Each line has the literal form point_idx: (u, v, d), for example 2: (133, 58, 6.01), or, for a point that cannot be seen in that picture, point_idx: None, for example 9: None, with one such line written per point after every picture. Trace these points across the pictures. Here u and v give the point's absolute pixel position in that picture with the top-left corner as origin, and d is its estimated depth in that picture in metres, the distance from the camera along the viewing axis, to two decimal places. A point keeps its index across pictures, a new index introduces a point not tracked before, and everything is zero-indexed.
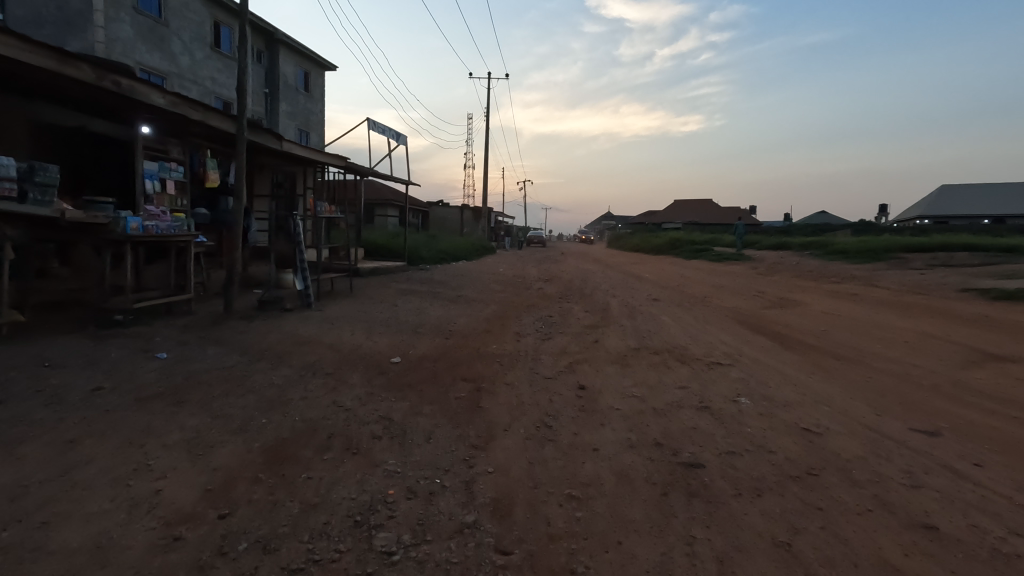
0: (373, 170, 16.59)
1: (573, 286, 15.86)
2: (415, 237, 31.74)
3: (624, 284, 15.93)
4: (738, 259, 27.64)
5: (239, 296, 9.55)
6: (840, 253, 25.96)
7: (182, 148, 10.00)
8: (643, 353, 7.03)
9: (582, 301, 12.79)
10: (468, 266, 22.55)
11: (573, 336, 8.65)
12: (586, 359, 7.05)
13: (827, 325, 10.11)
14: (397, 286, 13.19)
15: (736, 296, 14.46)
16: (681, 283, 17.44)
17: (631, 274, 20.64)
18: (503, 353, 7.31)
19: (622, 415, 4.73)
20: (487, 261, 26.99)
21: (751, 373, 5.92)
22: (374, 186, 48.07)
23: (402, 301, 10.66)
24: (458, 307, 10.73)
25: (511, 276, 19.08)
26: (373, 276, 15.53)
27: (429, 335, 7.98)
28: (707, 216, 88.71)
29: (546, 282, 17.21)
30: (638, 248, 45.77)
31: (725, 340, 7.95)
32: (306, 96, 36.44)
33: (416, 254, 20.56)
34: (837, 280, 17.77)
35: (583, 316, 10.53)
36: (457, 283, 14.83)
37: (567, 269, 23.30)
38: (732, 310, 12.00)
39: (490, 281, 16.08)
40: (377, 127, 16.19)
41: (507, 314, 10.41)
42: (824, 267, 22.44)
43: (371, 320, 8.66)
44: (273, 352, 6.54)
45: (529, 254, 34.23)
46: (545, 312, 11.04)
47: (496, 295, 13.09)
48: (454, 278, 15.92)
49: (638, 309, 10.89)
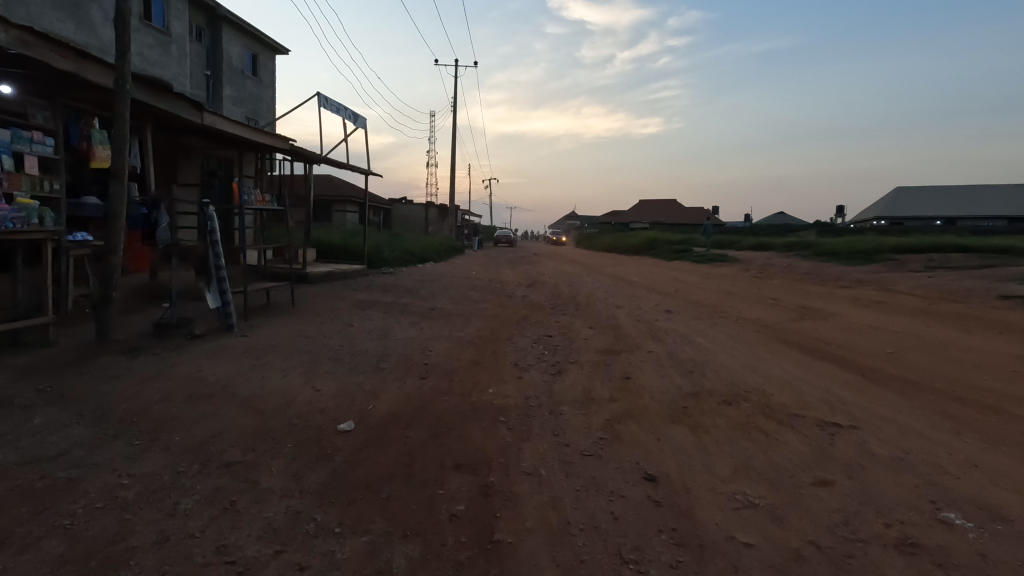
0: (325, 156, 14.00)
1: (562, 293, 13.74)
2: (377, 236, 29.09)
3: (620, 290, 13.90)
4: (723, 260, 26.19)
5: (134, 315, 7.01)
6: (830, 254, 24.73)
7: (54, 114, 7.19)
8: (706, 402, 4.94)
9: (580, 313, 10.66)
10: (437, 269, 20.18)
11: (591, 368, 6.49)
12: (625, 411, 4.89)
13: (885, 344, 8.34)
14: (355, 296, 10.75)
15: (751, 304, 12.63)
16: (680, 288, 15.54)
17: (620, 278, 18.70)
18: (505, 403, 5.08)
19: (767, 567, 2.57)
20: (457, 262, 24.60)
21: (902, 446, 3.87)
22: (332, 182, 44.90)
23: (358, 317, 8.28)
24: (432, 325, 8.43)
25: (487, 280, 16.79)
26: (327, 282, 13.01)
27: (398, 374, 5.67)
28: (673, 216, 88.56)
29: (529, 288, 15.04)
30: (611, 249, 44.20)
31: (798, 374, 5.96)
32: (255, 82, 33.20)
33: (378, 256, 18.05)
34: (845, 285, 16.23)
35: (590, 336, 8.39)
36: (428, 291, 12.48)
37: (547, 272, 21.18)
38: (759, 324, 10.11)
39: (466, 288, 13.76)
40: (330, 104, 13.64)
41: (497, 335, 8.14)
42: (820, 269, 21.05)
43: (315, 350, 6.27)
44: (149, 417, 4.13)
45: (500, 255, 32.03)
46: (542, 330, 8.84)
47: (476, 307, 10.82)
48: (423, 285, 13.52)
49: (656, 325, 8.84)
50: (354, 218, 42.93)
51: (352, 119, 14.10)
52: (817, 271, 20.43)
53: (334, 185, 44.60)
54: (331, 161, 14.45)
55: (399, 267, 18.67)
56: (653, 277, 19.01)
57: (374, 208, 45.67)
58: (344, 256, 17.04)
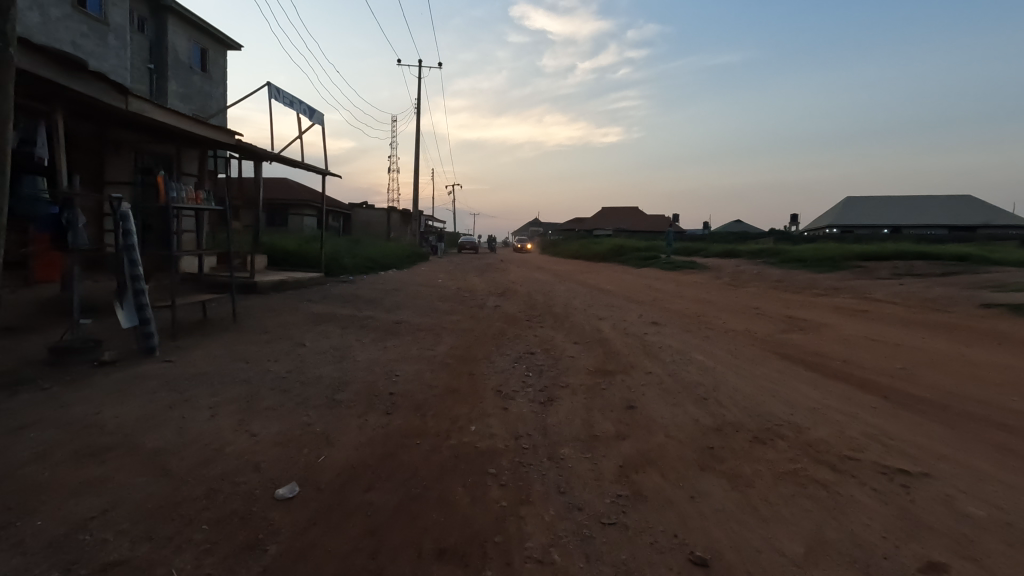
0: (276, 154, 12.74)
1: (537, 303, 12.87)
2: (337, 242, 27.63)
3: (597, 300, 13.14)
4: (693, 267, 25.93)
5: (28, 337, 5.72)
6: (797, 262, 24.79)
7: None
8: (734, 439, 4.13)
9: (560, 327, 9.78)
10: (401, 276, 19.05)
11: (586, 395, 5.59)
12: (640, 455, 4.01)
13: (887, 358, 7.79)
14: (309, 308, 9.60)
15: (734, 314, 12.07)
16: (658, 298, 14.92)
17: (593, 285, 18.02)
18: (492, 447, 4.11)
19: None
20: (421, 269, 23.49)
21: (991, 501, 3.14)
22: (289, 186, 42.97)
23: (311, 335, 7.15)
24: (397, 342, 7.39)
25: (455, 289, 15.76)
26: (277, 292, 11.73)
27: (357, 410, 4.63)
28: (636, 223, 89.41)
29: (500, 297, 14.14)
30: (578, 255, 43.82)
31: (820, 399, 5.25)
32: (204, 78, 31.29)
33: (336, 263, 16.80)
34: (821, 293, 15.96)
35: (576, 354, 7.50)
36: (391, 302, 11.39)
37: (517, 279, 20.34)
38: (750, 337, 9.47)
39: (432, 298, 12.72)
40: (282, 96, 12.46)
41: (472, 354, 7.16)
42: (790, 276, 20.92)
43: (255, 379, 5.14)
44: (7, 490, 2.98)
45: (466, 261, 31.05)
46: (522, 347, 7.93)
47: (446, 321, 9.80)
48: (384, 295, 12.41)
49: (646, 340, 8.03)
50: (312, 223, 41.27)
51: (306, 114, 12.94)
52: (788, 278, 20.27)
53: (291, 189, 42.73)
54: (282, 159, 13.19)
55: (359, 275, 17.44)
56: (627, 285, 18.42)
57: (333, 212, 44.09)
58: (298, 263, 15.71)
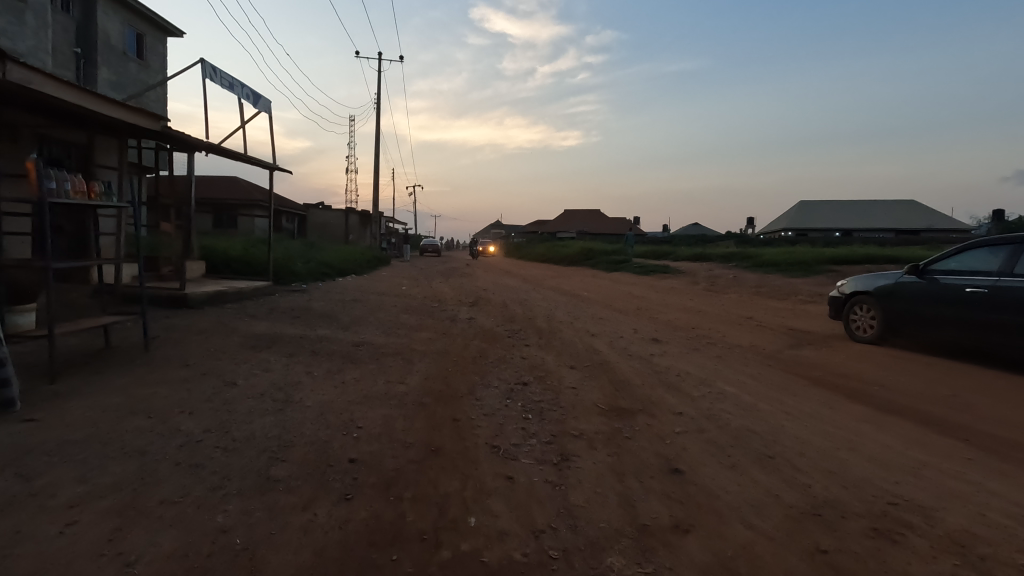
0: (213, 146, 10.95)
1: (515, 315, 11.57)
2: (290, 246, 25.58)
3: (581, 311, 11.93)
4: (667, 271, 25.13)
5: None
6: (771, 266, 24.31)
7: None
8: (846, 534, 2.93)
9: (548, 345, 8.48)
10: (360, 283, 17.39)
11: (609, 450, 4.30)
12: (724, 566, 2.76)
13: (927, 382, 6.84)
14: (250, 327, 7.98)
15: (731, 326, 11.09)
16: (643, 307, 13.83)
17: (569, 292, 16.84)
18: (505, 561, 2.78)
19: None
20: (382, 275, 21.81)
21: None
22: (238, 185, 40.23)
23: (245, 368, 5.61)
24: (358, 374, 5.92)
25: (421, 298, 14.27)
26: (214, 306, 9.99)
27: (301, 497, 3.20)
28: (599, 226, 89.41)
29: (473, 308, 12.74)
30: (544, 258, 42.73)
31: (909, 453, 4.12)
32: (140, 66, 28.68)
33: (286, 270, 15.00)
34: (808, 300, 15.26)
35: (577, 385, 6.21)
36: (350, 317, 9.87)
37: (487, 286, 18.97)
38: (761, 355, 8.42)
39: (397, 311, 11.22)
40: (219, 78, 10.84)
41: (452, 389, 5.77)
42: (768, 281, 20.32)
43: (154, 447, 3.62)
44: None
45: (430, 265, 29.47)
46: (509, 375, 6.57)
47: (415, 340, 8.36)
48: (341, 307, 10.81)
49: (655, 364, 6.82)
50: (264, 224, 38.80)
51: (248, 98, 11.31)
52: (767, 283, 19.64)
53: (240, 189, 40.07)
54: (222, 151, 11.41)
55: (313, 282, 15.71)
56: (605, 292, 17.33)
57: (287, 213, 41.67)
58: (243, 270, 13.88)
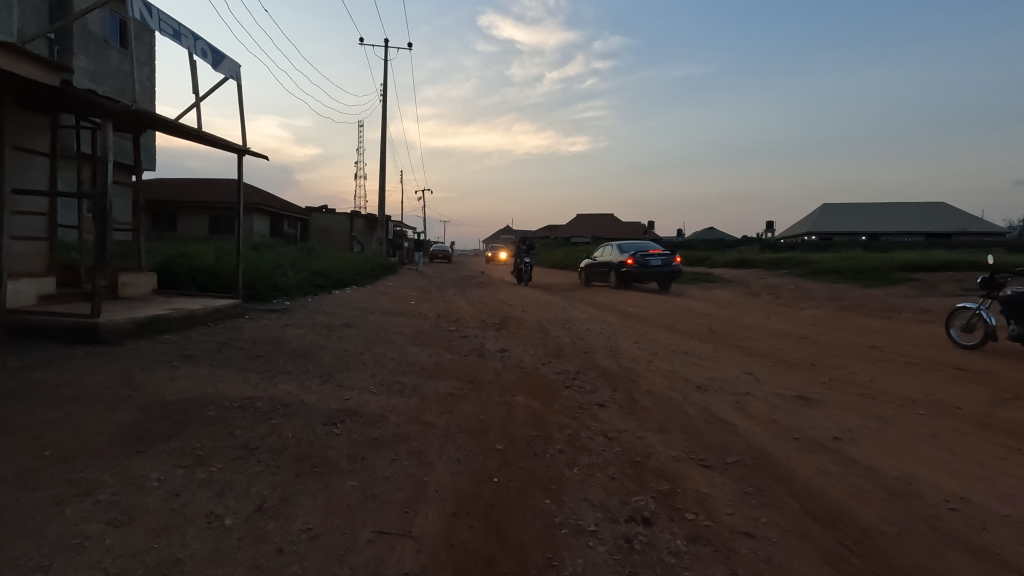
0: (155, 116, 7.95)
1: (559, 344, 8.63)
2: (285, 252, 22.92)
3: (651, 339, 8.90)
4: (711, 280, 22.10)
5: None
6: (833, 273, 21.13)
7: None
8: None
9: (635, 407, 5.51)
10: (359, 297, 14.51)
11: None
12: None
13: None
14: (171, 384, 5.05)
15: (862, 362, 8.05)
16: (718, 330, 10.80)
17: (612, 308, 13.85)
18: None
19: None
20: (387, 285, 18.95)
21: None
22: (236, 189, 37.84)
23: (78, 523, 2.65)
24: (319, 514, 2.97)
25: (433, 319, 11.35)
26: (144, 338, 7.10)
27: None
28: (613, 231, 86.50)
29: (501, 334, 9.80)
30: (563, 265, 39.89)
31: None
32: (124, 55, 26.33)
33: (263, 284, 12.04)
34: (921, 319, 12.15)
35: (751, 525, 3.20)
36: (337, 355, 6.95)
37: (509, 299, 16.05)
38: (972, 421, 5.39)
39: (402, 341, 8.28)
40: (163, 24, 8.11)
41: (514, 557, 2.79)
42: (840, 292, 17.19)
43: None
44: None
45: (440, 273, 26.65)
46: (607, 493, 3.58)
47: (430, 400, 5.42)
48: (325, 337, 7.88)
49: (866, 466, 3.79)
50: (262, 228, 36.26)
51: (203, 55, 8.59)
52: (841, 296, 16.53)
53: (237, 191, 37.52)
54: (170, 126, 8.53)
55: (300, 297, 12.84)
56: (654, 307, 14.33)
57: (287, 216, 39.16)
58: (209, 283, 11.03)
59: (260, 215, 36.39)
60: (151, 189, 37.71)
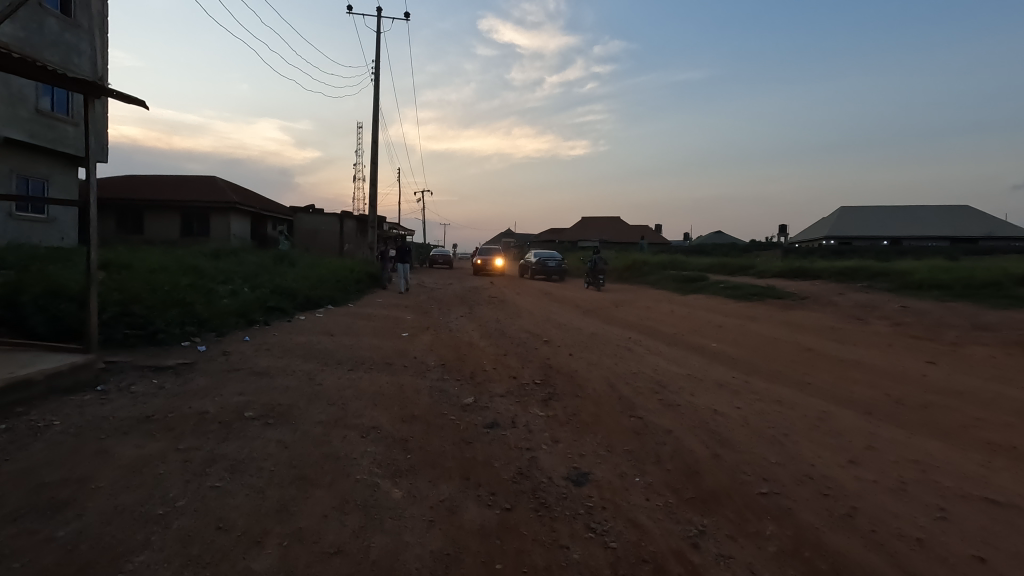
0: None
1: (686, 462, 4.39)
2: (255, 260, 18.84)
3: (857, 445, 4.60)
4: (778, 296, 17.93)
5: None
6: (939, 288, 16.80)
7: None
8: None
9: None
10: (331, 328, 10.29)
11: None
12: None
13: None
14: None
15: None
16: (909, 403, 6.51)
17: (694, 347, 9.63)
18: None
19: None
20: (376, 303, 14.73)
21: None
22: (215, 187, 33.94)
23: None
24: None
25: (435, 375, 7.13)
26: None
27: None
28: (619, 234, 82.59)
29: (554, 418, 5.58)
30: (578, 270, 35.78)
31: None
32: (68, 25, 22.19)
33: (169, 317, 7.79)
34: None
35: None
36: (188, 559, 2.69)
37: (538, 325, 11.83)
38: None
39: (374, 463, 4.00)
40: None
41: None
42: (977, 317, 12.94)
43: None
44: None
45: (442, 285, 22.52)
46: None
47: None
48: (198, 468, 3.57)
49: None
50: (241, 230, 32.26)
51: None
52: (984, 322, 12.31)
53: (213, 188, 33.20)
54: None
55: (232, 331, 8.56)
56: (748, 345, 10.09)
57: (271, 217, 35.21)
58: (69, 316, 6.72)
59: (237, 216, 32.14)
60: (118, 185, 33.58)
